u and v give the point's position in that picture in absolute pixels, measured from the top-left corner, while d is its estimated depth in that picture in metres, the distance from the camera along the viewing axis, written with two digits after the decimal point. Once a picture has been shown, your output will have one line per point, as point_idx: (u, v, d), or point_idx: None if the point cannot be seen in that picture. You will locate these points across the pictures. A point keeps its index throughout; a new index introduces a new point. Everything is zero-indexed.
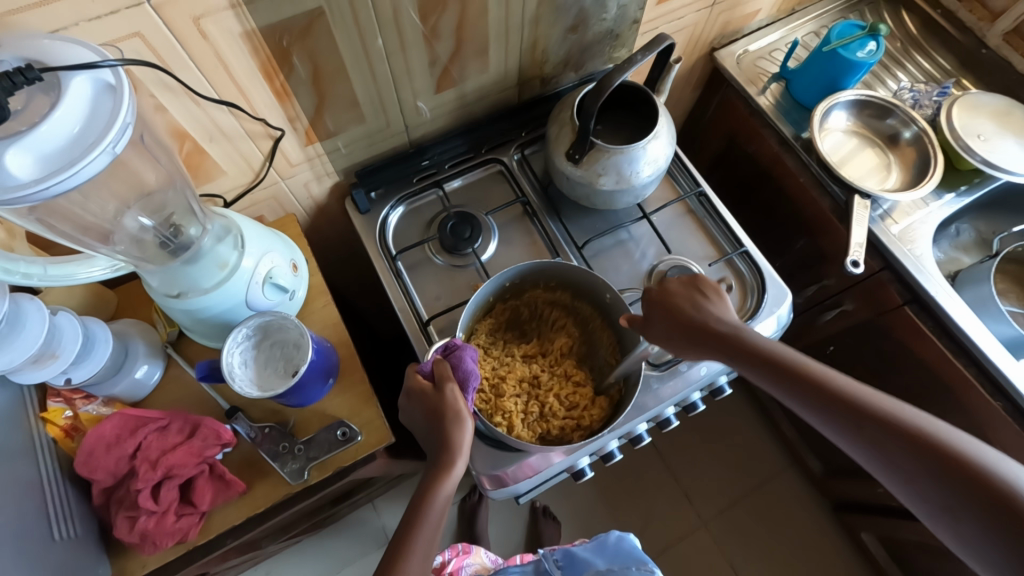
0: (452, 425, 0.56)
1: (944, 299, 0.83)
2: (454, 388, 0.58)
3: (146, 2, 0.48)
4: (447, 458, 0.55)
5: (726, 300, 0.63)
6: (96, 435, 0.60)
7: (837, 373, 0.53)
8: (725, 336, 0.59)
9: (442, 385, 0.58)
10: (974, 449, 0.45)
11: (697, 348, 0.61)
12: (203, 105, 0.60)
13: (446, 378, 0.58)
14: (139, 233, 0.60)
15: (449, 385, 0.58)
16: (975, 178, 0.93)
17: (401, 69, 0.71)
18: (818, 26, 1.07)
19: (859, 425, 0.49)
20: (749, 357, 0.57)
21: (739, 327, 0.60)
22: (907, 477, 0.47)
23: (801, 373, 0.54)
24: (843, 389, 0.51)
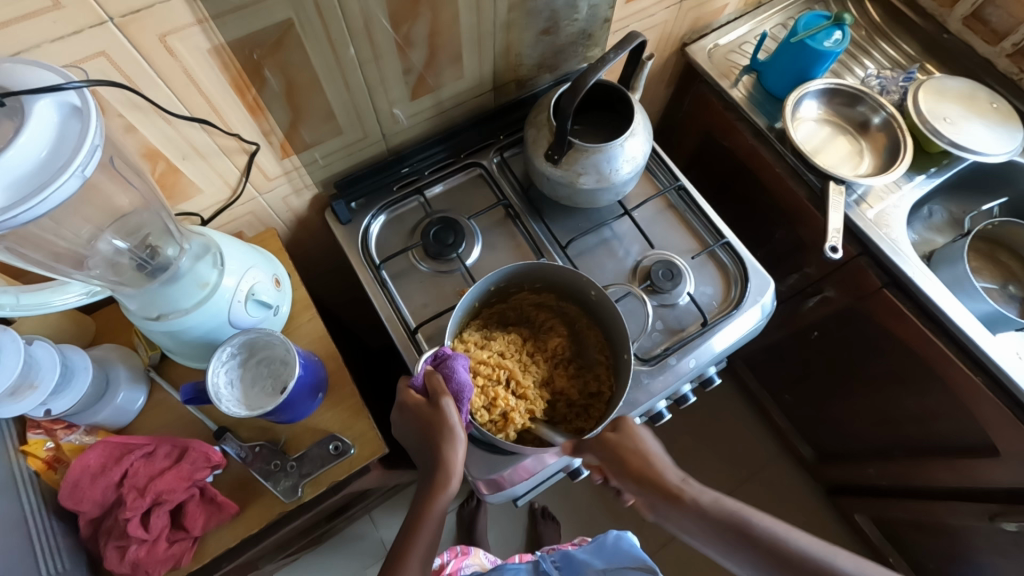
0: (444, 445, 0.56)
1: (921, 279, 0.85)
2: (451, 403, 0.57)
3: (109, 20, 0.47)
4: (441, 476, 0.57)
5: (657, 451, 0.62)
6: (81, 466, 0.59)
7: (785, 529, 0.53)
8: (672, 492, 0.59)
9: (439, 401, 0.57)
10: None
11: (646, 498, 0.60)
12: (174, 123, 0.59)
13: (443, 394, 0.57)
14: (115, 256, 0.58)
15: (445, 401, 0.56)
16: (944, 160, 0.95)
17: (375, 78, 0.70)
18: (785, 17, 1.09)
19: None
20: (697, 516, 0.57)
21: (683, 481, 0.60)
22: None
23: (751, 534, 0.54)
24: (794, 552, 0.51)
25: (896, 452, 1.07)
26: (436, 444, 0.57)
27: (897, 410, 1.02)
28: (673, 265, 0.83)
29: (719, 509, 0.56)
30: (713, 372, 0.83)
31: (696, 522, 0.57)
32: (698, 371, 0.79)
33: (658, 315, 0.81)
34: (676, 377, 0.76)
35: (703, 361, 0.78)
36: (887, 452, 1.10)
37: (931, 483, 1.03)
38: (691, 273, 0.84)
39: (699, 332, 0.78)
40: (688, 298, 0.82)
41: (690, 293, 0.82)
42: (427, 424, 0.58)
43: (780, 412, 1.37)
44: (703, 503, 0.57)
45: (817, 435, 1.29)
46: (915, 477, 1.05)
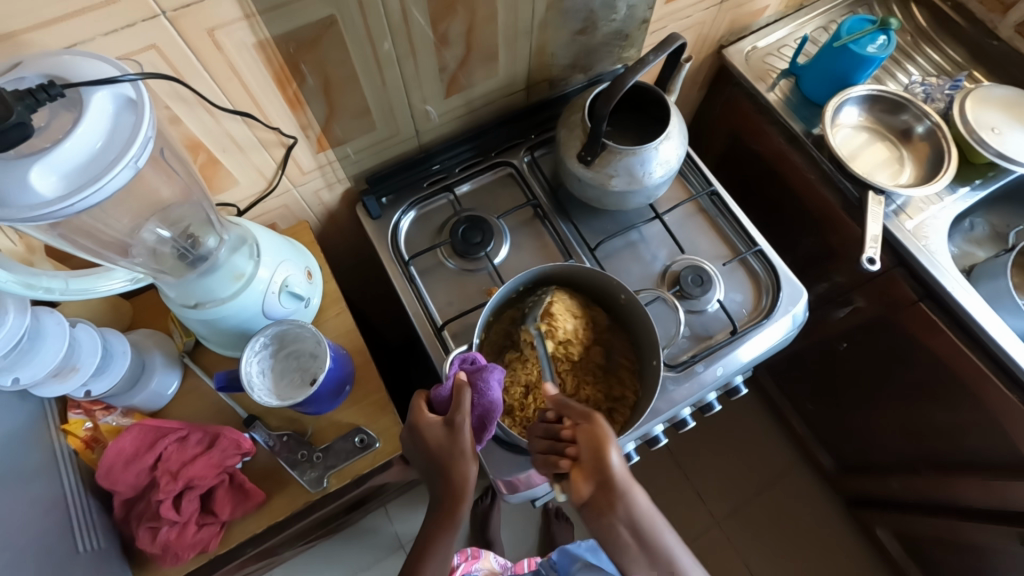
0: (454, 460, 0.56)
1: (960, 294, 0.82)
2: (467, 419, 0.56)
3: (161, 14, 0.49)
4: (452, 506, 0.57)
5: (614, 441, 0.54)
6: (116, 450, 0.60)
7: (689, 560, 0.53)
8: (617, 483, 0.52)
9: (454, 418, 0.56)
10: None
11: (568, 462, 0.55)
12: (217, 116, 0.61)
13: (461, 409, 0.56)
14: (157, 245, 0.60)
15: (462, 418, 0.56)
16: (989, 171, 0.92)
17: (411, 74, 0.71)
18: (826, 21, 1.07)
19: None
20: (628, 515, 0.52)
21: (631, 484, 0.53)
22: None
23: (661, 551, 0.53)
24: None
25: (924, 469, 1.05)
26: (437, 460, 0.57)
27: (927, 427, 0.99)
28: (702, 271, 0.81)
29: (650, 527, 0.53)
30: (739, 382, 0.82)
31: (614, 530, 0.52)
32: (724, 380, 0.78)
33: (685, 321, 0.80)
34: (702, 386, 0.75)
35: (730, 370, 0.77)
36: (915, 470, 1.07)
37: (960, 504, 1.00)
38: (720, 279, 0.83)
39: (728, 339, 0.77)
40: (717, 304, 0.81)
41: (719, 300, 0.81)
42: (442, 437, 0.57)
43: (803, 424, 1.34)
44: (638, 516, 0.52)
45: (841, 450, 1.26)
46: (942, 496, 1.02)
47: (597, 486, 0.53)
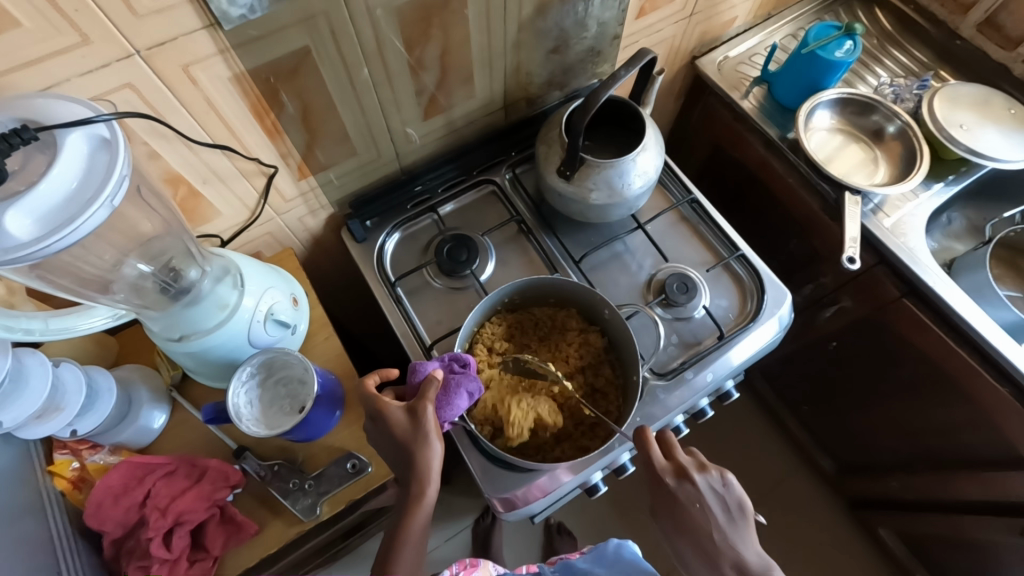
0: (419, 450, 0.58)
1: (941, 289, 0.83)
2: (430, 410, 0.58)
3: (136, 53, 0.49)
4: (417, 488, 0.58)
5: (749, 513, 0.61)
6: (103, 486, 0.60)
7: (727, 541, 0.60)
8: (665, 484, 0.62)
9: (418, 404, 0.58)
10: None
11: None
12: (196, 149, 0.61)
13: (427, 398, 0.58)
14: (139, 280, 0.60)
15: (427, 406, 0.58)
16: (961, 167, 0.94)
17: (388, 99, 0.72)
18: (795, 28, 1.09)
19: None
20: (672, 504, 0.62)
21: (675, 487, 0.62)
22: None
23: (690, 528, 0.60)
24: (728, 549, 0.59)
25: (920, 464, 1.05)
26: (420, 473, 0.58)
27: (920, 422, 1.00)
28: (686, 278, 0.82)
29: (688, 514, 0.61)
30: (731, 386, 0.82)
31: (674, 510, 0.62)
32: (715, 385, 0.78)
33: (672, 329, 0.80)
34: (694, 392, 0.76)
35: (720, 375, 0.77)
36: (911, 465, 1.07)
37: (958, 497, 1.00)
38: (705, 286, 0.83)
39: (716, 345, 0.78)
40: (704, 311, 0.81)
41: (705, 306, 0.81)
42: (404, 425, 0.58)
43: (799, 425, 1.34)
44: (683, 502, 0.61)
45: (838, 450, 1.26)
46: (940, 491, 1.03)
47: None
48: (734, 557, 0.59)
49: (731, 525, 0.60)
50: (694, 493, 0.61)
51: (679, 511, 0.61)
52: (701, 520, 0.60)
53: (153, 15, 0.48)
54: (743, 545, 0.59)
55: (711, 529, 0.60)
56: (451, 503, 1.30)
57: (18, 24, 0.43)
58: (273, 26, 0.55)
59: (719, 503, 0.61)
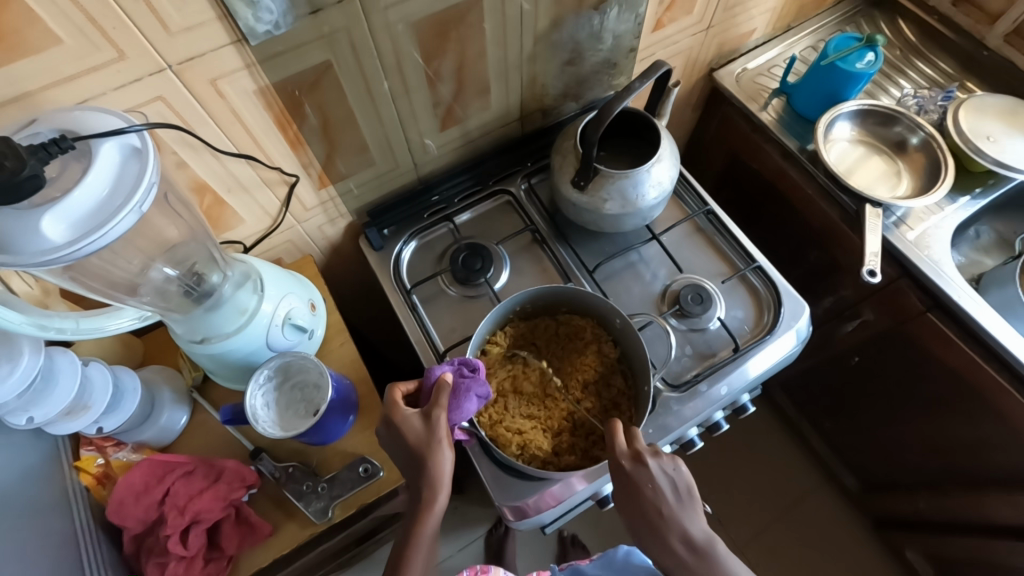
0: (430, 459, 0.58)
1: (967, 304, 0.81)
2: (443, 418, 0.59)
3: (167, 68, 0.52)
4: (429, 496, 0.59)
5: (695, 494, 0.61)
6: (125, 485, 0.61)
7: (678, 519, 0.59)
8: (624, 469, 0.61)
9: (432, 412, 0.59)
10: None
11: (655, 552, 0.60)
12: (222, 159, 0.64)
13: (440, 406, 0.59)
14: (164, 284, 0.62)
15: (440, 414, 0.59)
16: (989, 179, 0.92)
17: (406, 111, 0.74)
18: (815, 40, 1.09)
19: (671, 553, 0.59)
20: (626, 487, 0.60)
21: (632, 473, 0.60)
22: None
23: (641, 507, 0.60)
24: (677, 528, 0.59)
25: (949, 486, 1.01)
26: (429, 477, 0.58)
27: (948, 441, 0.96)
28: (701, 289, 0.82)
29: (642, 497, 0.59)
30: (747, 400, 0.81)
31: (628, 491, 0.60)
32: (730, 398, 0.77)
33: (687, 340, 0.80)
34: (709, 404, 0.75)
35: (735, 389, 0.76)
36: (940, 486, 1.03)
37: (991, 521, 0.96)
38: (720, 297, 0.83)
39: (731, 357, 0.77)
40: (718, 322, 0.81)
41: (720, 317, 0.81)
42: (418, 432, 0.59)
43: (822, 442, 1.31)
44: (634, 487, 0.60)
45: (863, 469, 1.23)
46: (970, 514, 0.99)
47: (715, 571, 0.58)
48: (682, 532, 0.59)
49: (680, 506, 0.60)
50: (649, 476, 0.60)
51: (632, 489, 0.60)
52: (653, 501, 0.59)
53: (184, 32, 0.50)
54: (691, 522, 0.59)
55: (661, 510, 0.59)
56: (465, 512, 1.30)
57: (60, 40, 0.46)
58: (297, 41, 0.57)
59: (669, 484, 0.60)
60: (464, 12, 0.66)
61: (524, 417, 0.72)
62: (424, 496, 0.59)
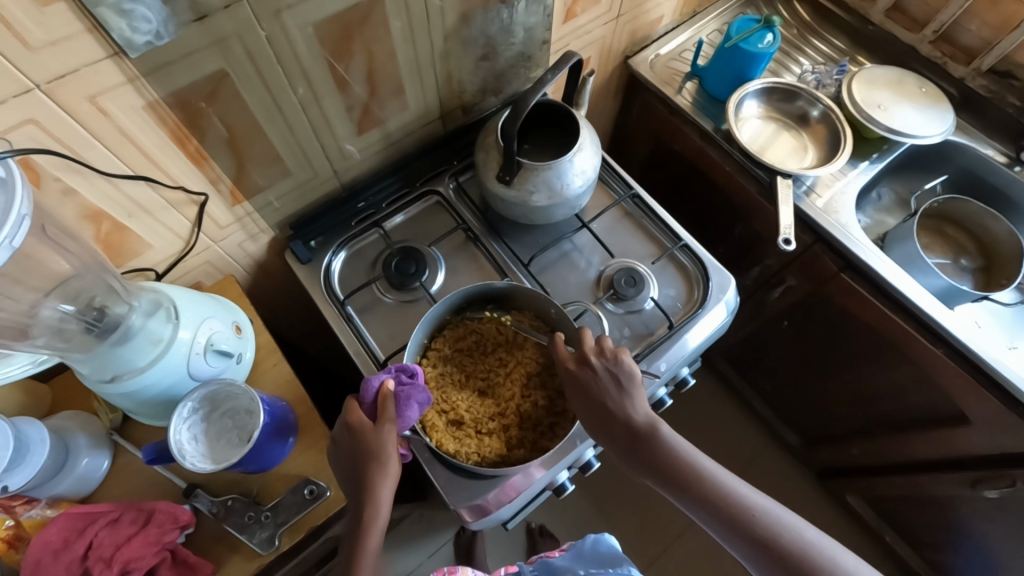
0: (380, 471, 0.58)
1: (874, 261, 0.88)
2: (392, 431, 0.59)
3: (35, 87, 0.48)
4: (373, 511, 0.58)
5: (637, 388, 0.65)
6: (41, 542, 0.57)
7: (620, 404, 0.65)
8: (571, 370, 0.66)
9: (383, 426, 0.58)
10: (693, 460, 0.63)
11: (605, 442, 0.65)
12: (115, 182, 0.59)
13: (389, 418, 0.59)
14: (61, 323, 0.57)
15: (389, 428, 0.58)
16: (883, 145, 0.99)
17: (319, 118, 0.71)
18: (720, 24, 1.14)
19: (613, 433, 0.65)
20: (573, 385, 0.66)
21: (577, 371, 0.66)
22: (653, 468, 0.63)
23: (587, 400, 0.65)
24: (619, 413, 0.64)
25: (876, 431, 1.09)
26: (375, 485, 0.58)
27: (871, 390, 1.04)
28: (634, 272, 0.84)
29: (585, 390, 0.65)
30: (687, 373, 0.84)
31: (575, 387, 0.66)
32: (672, 373, 0.80)
33: (625, 322, 0.82)
34: (651, 382, 0.77)
35: (675, 364, 0.79)
36: (868, 432, 1.11)
37: (914, 457, 1.04)
38: (653, 278, 0.85)
39: (667, 334, 0.79)
40: (652, 302, 0.83)
41: (653, 297, 0.83)
42: (360, 443, 0.58)
43: (764, 404, 1.38)
44: (579, 384, 0.66)
45: (802, 425, 1.30)
46: (896, 453, 1.07)
47: (657, 446, 0.63)
48: (624, 417, 0.64)
49: (623, 394, 0.65)
50: (593, 374, 0.65)
51: (582, 389, 0.65)
52: (599, 397, 0.65)
53: (49, 48, 0.46)
54: (634, 409, 0.65)
55: (606, 403, 0.64)
56: (431, 519, 1.28)
57: None
58: (184, 49, 0.53)
59: (613, 380, 0.65)
60: (366, 12, 0.64)
61: (467, 419, 0.71)
62: (371, 506, 0.58)
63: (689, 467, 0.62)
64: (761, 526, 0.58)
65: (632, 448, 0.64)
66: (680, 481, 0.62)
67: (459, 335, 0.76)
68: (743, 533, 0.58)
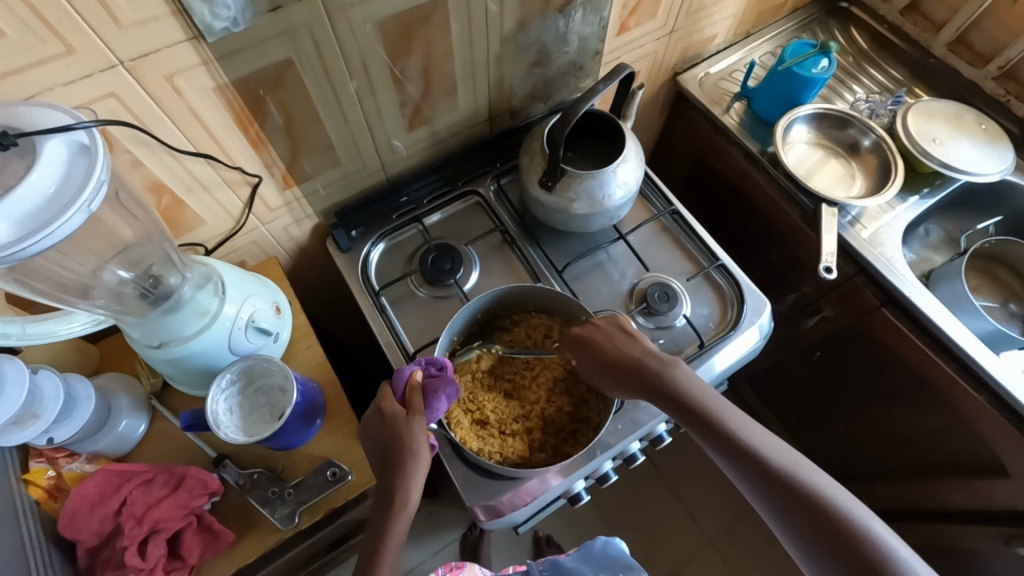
0: (410, 458, 0.59)
1: (917, 297, 0.85)
2: (420, 422, 0.59)
3: (119, 63, 0.50)
4: (396, 497, 0.59)
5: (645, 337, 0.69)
6: (79, 495, 0.59)
7: (633, 346, 0.67)
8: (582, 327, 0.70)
9: (411, 416, 0.60)
10: (709, 394, 0.62)
11: (620, 382, 0.66)
12: (180, 158, 0.62)
13: (416, 409, 0.60)
14: (118, 287, 0.61)
15: (418, 420, 0.59)
16: (936, 180, 0.97)
17: (373, 112, 0.73)
18: (773, 46, 1.13)
19: (629, 374, 0.65)
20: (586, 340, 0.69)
21: (589, 325, 0.70)
22: (671, 401, 0.62)
23: (600, 347, 0.68)
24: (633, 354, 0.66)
25: (905, 473, 1.05)
26: (400, 472, 0.59)
27: (904, 430, 1.00)
28: (668, 287, 0.83)
29: (596, 339, 0.68)
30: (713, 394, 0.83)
31: (587, 338, 0.69)
32: None
33: (654, 337, 0.81)
34: None
35: None
36: (896, 474, 1.08)
37: (944, 505, 1.00)
38: (686, 295, 0.85)
39: (696, 353, 0.78)
40: (684, 319, 0.82)
41: (686, 315, 0.82)
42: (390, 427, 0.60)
43: (787, 435, 1.34)
44: (590, 337, 0.69)
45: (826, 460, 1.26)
46: (924, 499, 1.03)
47: (674, 382, 0.63)
48: (640, 355, 0.66)
49: (630, 337, 0.68)
50: (602, 327, 0.69)
51: (593, 340, 0.68)
52: (609, 342, 0.68)
53: (136, 27, 0.49)
54: (647, 349, 0.67)
55: (619, 346, 0.67)
56: (440, 516, 1.29)
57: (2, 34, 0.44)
58: (257, 36, 0.56)
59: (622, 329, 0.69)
60: (428, 12, 0.66)
61: (491, 419, 0.72)
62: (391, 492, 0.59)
63: (708, 404, 0.61)
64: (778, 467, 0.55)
65: (649, 386, 0.64)
66: (699, 416, 0.60)
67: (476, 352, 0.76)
68: (759, 473, 0.55)
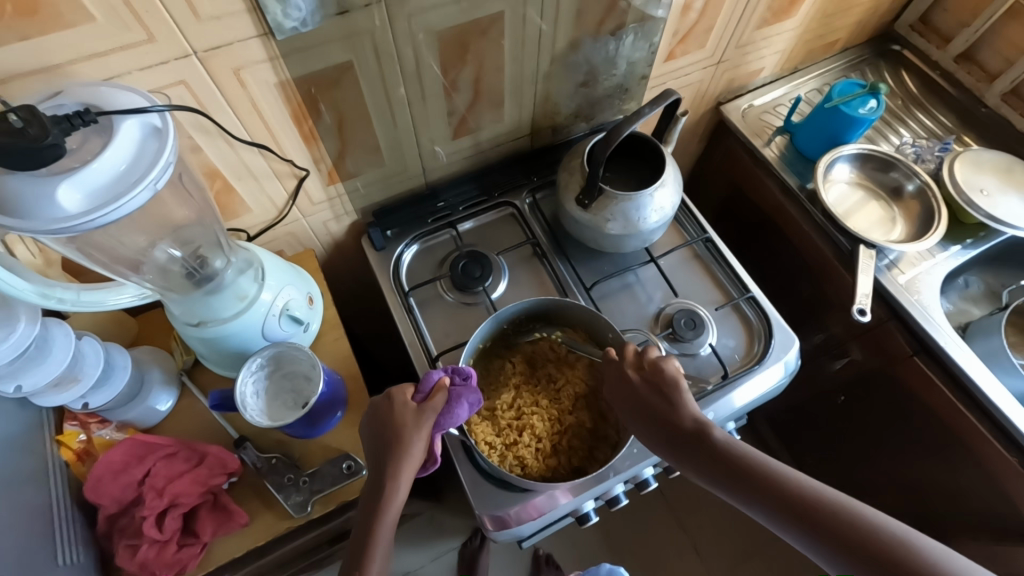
0: (403, 443, 0.59)
1: (953, 349, 0.83)
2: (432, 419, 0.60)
3: (193, 54, 0.53)
4: (388, 485, 0.58)
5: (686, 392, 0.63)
6: (105, 462, 0.61)
7: (676, 411, 0.62)
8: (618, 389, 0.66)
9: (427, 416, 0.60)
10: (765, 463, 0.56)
11: (672, 452, 0.62)
12: (235, 146, 0.65)
13: (434, 408, 0.60)
14: (166, 264, 0.63)
15: (429, 416, 0.60)
16: (980, 232, 0.95)
17: (420, 117, 0.75)
18: (821, 83, 1.12)
19: (672, 443, 0.61)
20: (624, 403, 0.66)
21: (625, 386, 0.66)
22: (721, 475, 0.58)
23: (640, 413, 0.64)
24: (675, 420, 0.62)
25: None
26: (397, 455, 0.58)
27: (927, 485, 0.97)
28: (695, 315, 0.82)
29: (633, 400, 0.64)
30: (732, 428, 0.82)
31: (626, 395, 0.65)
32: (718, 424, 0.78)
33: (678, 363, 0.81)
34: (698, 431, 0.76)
35: (722, 415, 0.77)
36: None
37: None
38: (713, 324, 0.84)
39: (720, 384, 0.78)
40: (710, 348, 0.82)
41: (711, 344, 0.82)
42: (403, 420, 0.60)
43: None
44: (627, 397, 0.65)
45: None
46: None
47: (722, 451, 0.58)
48: (678, 420, 0.62)
49: (669, 402, 0.63)
50: (634, 385, 0.65)
51: (627, 397, 0.65)
52: (643, 403, 0.64)
53: (214, 21, 0.52)
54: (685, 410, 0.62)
55: (660, 408, 0.63)
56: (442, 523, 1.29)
57: (93, 19, 0.47)
58: (322, 38, 0.59)
59: (652, 386, 0.64)
60: (485, 26, 0.68)
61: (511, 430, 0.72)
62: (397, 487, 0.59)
63: (772, 481, 0.54)
64: (902, 561, 0.46)
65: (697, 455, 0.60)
66: (765, 497, 0.54)
67: (498, 369, 0.76)
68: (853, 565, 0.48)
